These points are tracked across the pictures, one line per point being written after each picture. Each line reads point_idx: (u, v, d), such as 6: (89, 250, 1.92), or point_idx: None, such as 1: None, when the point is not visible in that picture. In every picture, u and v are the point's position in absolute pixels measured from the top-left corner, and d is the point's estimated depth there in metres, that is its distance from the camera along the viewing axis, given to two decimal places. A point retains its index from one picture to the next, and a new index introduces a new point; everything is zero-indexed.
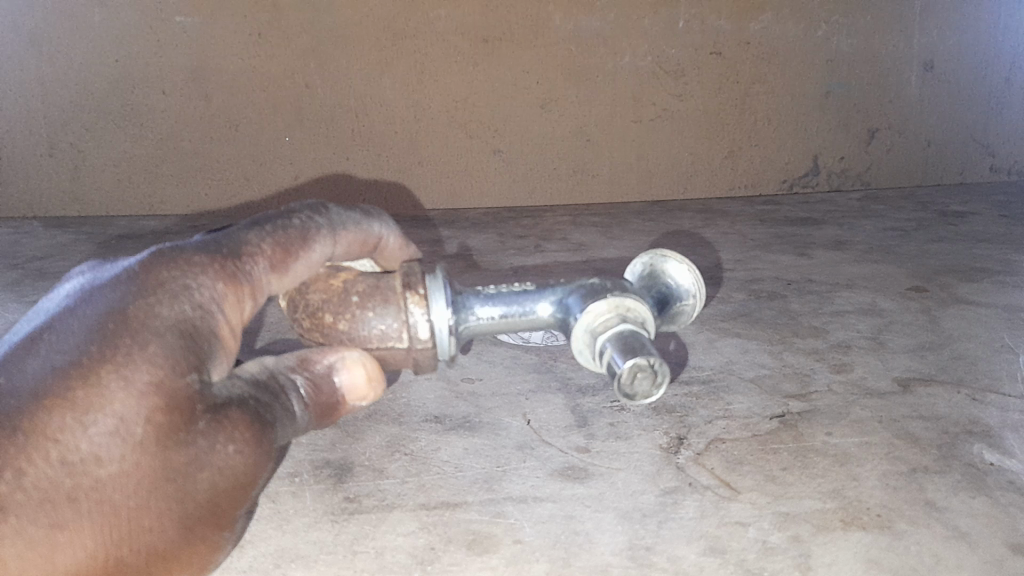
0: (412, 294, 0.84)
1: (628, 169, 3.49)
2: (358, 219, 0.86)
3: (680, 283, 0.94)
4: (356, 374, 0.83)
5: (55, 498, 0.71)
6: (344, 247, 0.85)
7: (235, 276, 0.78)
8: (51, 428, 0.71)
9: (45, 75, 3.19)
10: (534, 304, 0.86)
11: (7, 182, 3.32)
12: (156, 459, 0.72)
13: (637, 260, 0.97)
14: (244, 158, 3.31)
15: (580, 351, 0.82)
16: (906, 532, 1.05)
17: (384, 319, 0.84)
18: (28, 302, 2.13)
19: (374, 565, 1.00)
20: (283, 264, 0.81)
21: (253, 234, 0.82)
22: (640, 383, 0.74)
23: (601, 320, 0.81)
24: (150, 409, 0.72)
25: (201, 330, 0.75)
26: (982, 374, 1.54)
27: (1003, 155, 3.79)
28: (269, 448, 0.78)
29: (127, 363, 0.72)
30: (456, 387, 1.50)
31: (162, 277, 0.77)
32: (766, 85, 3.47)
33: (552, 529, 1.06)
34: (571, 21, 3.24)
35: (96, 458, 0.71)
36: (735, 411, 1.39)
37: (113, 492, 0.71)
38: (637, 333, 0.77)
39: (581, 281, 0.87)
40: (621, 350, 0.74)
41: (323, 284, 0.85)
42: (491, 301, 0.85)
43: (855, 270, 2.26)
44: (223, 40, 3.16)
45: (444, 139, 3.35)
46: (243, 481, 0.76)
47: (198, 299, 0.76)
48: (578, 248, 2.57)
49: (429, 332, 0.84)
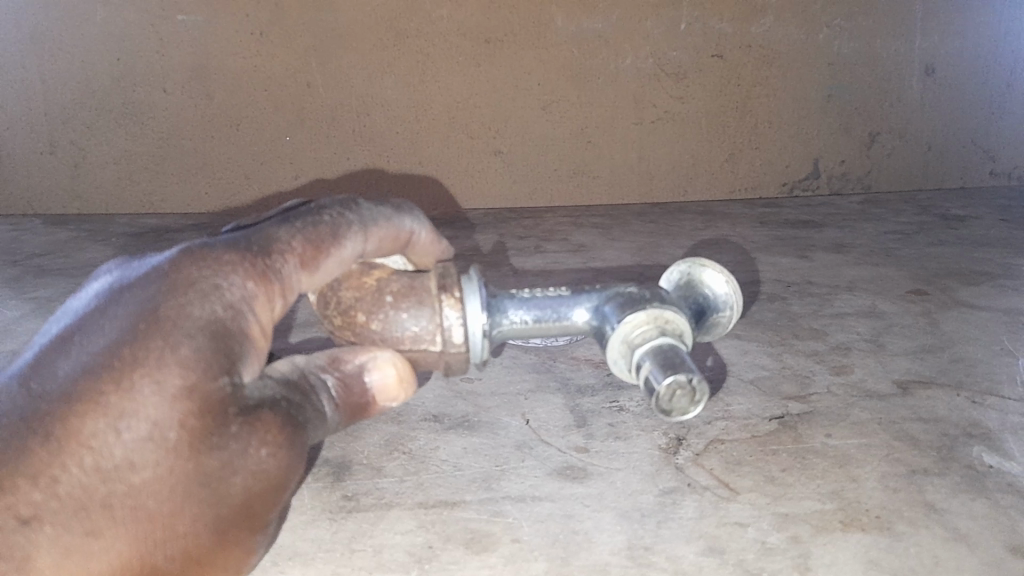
0: (448, 296, 0.87)
1: (629, 171, 3.49)
2: (388, 215, 0.87)
3: (717, 292, 0.96)
4: (388, 374, 0.84)
5: (88, 506, 0.72)
6: (375, 244, 0.86)
7: (266, 274, 0.79)
8: (84, 434, 0.72)
9: (47, 73, 3.19)
10: (570, 310, 0.90)
11: (9, 179, 3.33)
12: (190, 463, 0.72)
13: (674, 268, 0.99)
14: (244, 157, 3.31)
15: (614, 360, 0.85)
16: (904, 534, 1.05)
17: (417, 320, 0.87)
18: (27, 299, 2.13)
19: (372, 563, 0.99)
20: (313, 262, 0.82)
21: (284, 231, 0.82)
22: (679, 399, 0.77)
23: (639, 331, 0.83)
24: (183, 413, 0.72)
25: (233, 331, 0.75)
26: (981, 377, 1.54)
27: (1004, 159, 3.79)
28: (301, 449, 0.77)
29: (158, 367, 0.72)
30: (455, 387, 1.49)
31: (193, 276, 0.77)
32: (768, 88, 3.47)
33: (550, 529, 1.06)
34: (573, 23, 3.24)
35: (130, 464, 0.72)
36: (735, 412, 1.39)
37: (147, 497, 0.72)
38: (675, 347, 0.80)
39: (617, 289, 0.91)
40: (660, 365, 0.77)
41: (356, 282, 0.88)
42: (526, 306, 0.88)
43: (855, 273, 2.26)
44: (225, 39, 3.15)
45: (446, 140, 3.35)
46: (277, 485, 0.76)
47: (230, 299, 0.76)
48: (579, 250, 2.57)
49: (463, 336, 0.86)
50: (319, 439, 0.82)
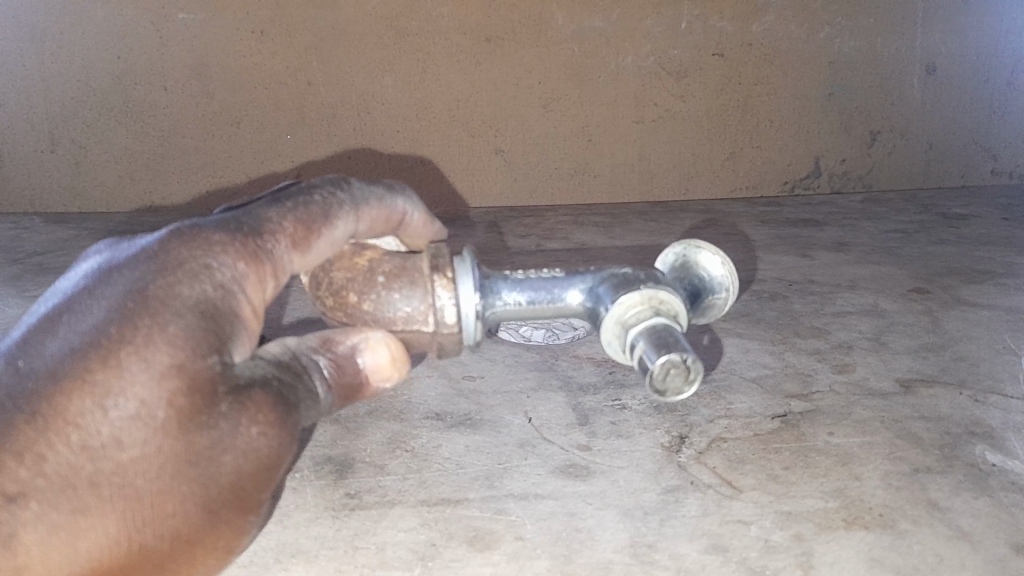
0: (441, 276, 0.86)
1: (629, 169, 3.49)
2: (380, 195, 0.87)
3: (712, 274, 0.96)
4: (380, 355, 0.83)
5: (75, 483, 0.72)
6: (367, 224, 0.86)
7: (257, 255, 0.79)
8: (71, 413, 0.72)
9: (47, 71, 3.18)
10: (564, 291, 0.89)
11: (9, 177, 3.33)
12: (178, 442, 0.72)
13: (669, 250, 0.98)
14: (245, 155, 3.31)
15: (609, 342, 0.85)
16: (907, 532, 1.05)
17: (410, 300, 0.87)
18: (27, 297, 2.13)
19: (375, 561, 0.99)
20: (304, 242, 0.82)
21: (274, 212, 0.82)
22: (672, 378, 0.76)
23: (633, 311, 0.83)
24: (171, 392, 0.72)
25: (223, 310, 0.76)
26: (983, 375, 1.54)
27: (1006, 158, 3.78)
28: (294, 430, 0.77)
29: (147, 345, 0.72)
30: (456, 385, 1.49)
31: (183, 256, 0.77)
32: (768, 86, 3.47)
33: (553, 527, 1.06)
34: (574, 21, 3.24)
35: (118, 442, 0.72)
36: (736, 410, 1.39)
37: (135, 476, 0.72)
38: (669, 327, 0.79)
39: (613, 271, 0.90)
40: (653, 345, 0.77)
41: (348, 263, 0.88)
42: (520, 287, 0.87)
43: (856, 271, 2.26)
44: (225, 37, 3.15)
45: (447, 138, 3.35)
46: (269, 465, 0.75)
47: (220, 279, 0.77)
48: (579, 247, 2.57)
49: (455, 317, 0.86)
50: (312, 420, 0.82)
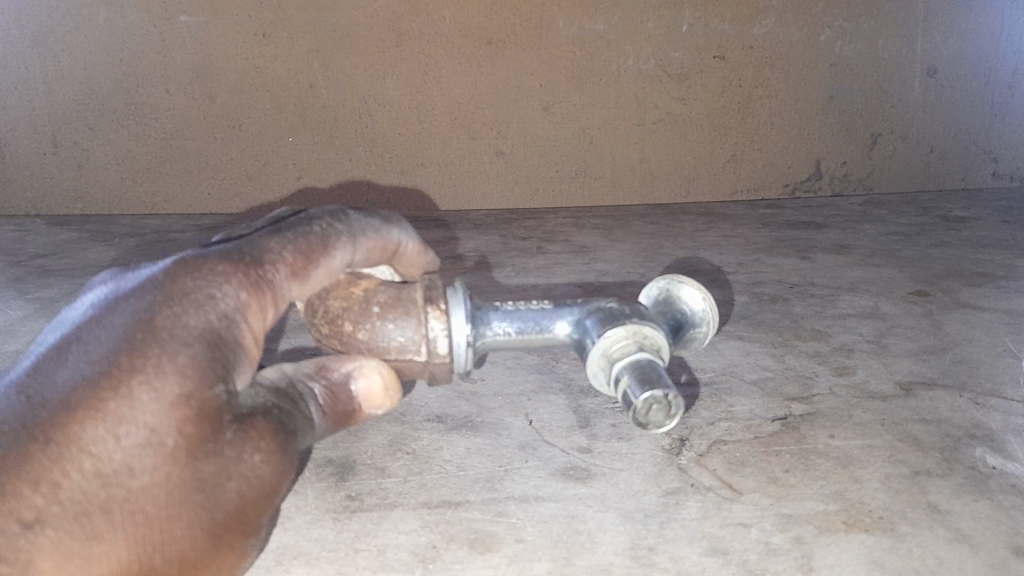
0: (434, 308, 0.89)
1: (630, 171, 3.49)
2: (377, 226, 0.89)
3: (694, 308, 0.99)
4: (373, 382, 0.85)
5: (89, 510, 0.72)
6: (364, 255, 0.88)
7: (258, 284, 0.79)
8: (84, 440, 0.72)
9: (49, 74, 3.19)
10: (551, 323, 0.92)
11: (12, 180, 3.34)
12: (186, 469, 0.72)
13: (652, 284, 1.01)
14: (246, 158, 3.31)
15: (594, 373, 0.88)
16: (908, 534, 1.05)
17: (404, 331, 0.89)
18: (30, 300, 2.14)
19: (375, 563, 1.00)
20: (304, 272, 0.83)
21: (275, 241, 0.83)
22: (654, 413, 0.79)
23: (618, 346, 0.86)
24: (181, 420, 0.73)
25: (227, 340, 0.76)
26: (984, 378, 1.54)
27: (1006, 159, 3.78)
28: (293, 456, 0.79)
29: (156, 375, 0.73)
30: (458, 387, 1.49)
31: (187, 286, 0.78)
32: (769, 90, 3.48)
33: (554, 529, 1.06)
34: (576, 24, 3.25)
35: (130, 469, 0.72)
36: (737, 412, 1.39)
37: (146, 502, 0.72)
38: (652, 362, 0.83)
39: (599, 304, 0.93)
40: (638, 380, 0.80)
41: (344, 292, 0.90)
42: (509, 318, 0.91)
43: (856, 274, 2.27)
44: (228, 40, 3.16)
45: (448, 141, 3.35)
46: (270, 491, 0.77)
47: (223, 308, 0.77)
48: (580, 251, 2.58)
49: (447, 347, 0.89)
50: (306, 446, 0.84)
